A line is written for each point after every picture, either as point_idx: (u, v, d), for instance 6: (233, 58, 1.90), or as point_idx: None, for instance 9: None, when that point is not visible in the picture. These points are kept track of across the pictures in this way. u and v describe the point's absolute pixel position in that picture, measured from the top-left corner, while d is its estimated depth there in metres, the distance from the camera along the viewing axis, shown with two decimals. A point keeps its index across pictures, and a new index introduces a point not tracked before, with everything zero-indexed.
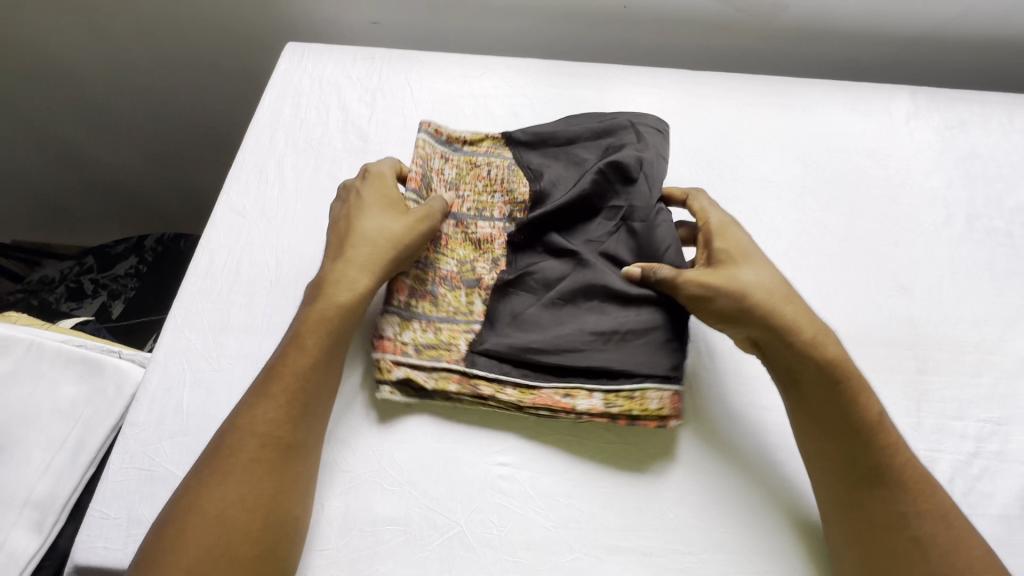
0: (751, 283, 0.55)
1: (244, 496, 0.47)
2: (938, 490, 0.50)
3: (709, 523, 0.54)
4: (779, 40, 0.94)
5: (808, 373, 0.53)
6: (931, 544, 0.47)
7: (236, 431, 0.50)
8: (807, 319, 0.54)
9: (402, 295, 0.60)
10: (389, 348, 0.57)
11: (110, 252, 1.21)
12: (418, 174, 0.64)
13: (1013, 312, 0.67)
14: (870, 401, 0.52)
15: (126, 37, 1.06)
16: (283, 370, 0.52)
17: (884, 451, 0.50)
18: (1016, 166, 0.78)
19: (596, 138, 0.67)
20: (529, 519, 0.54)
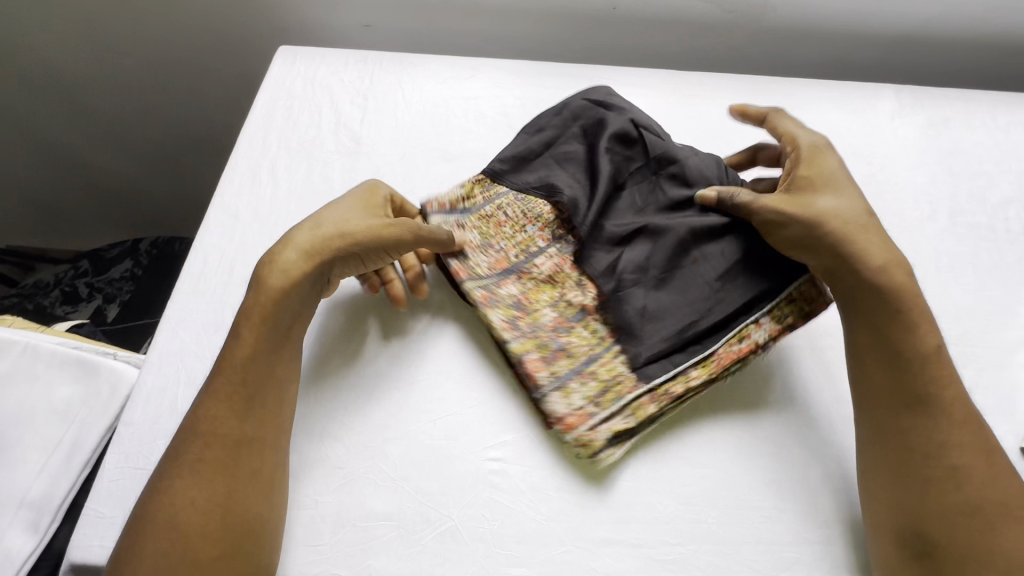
0: (826, 205, 0.58)
1: (197, 494, 0.49)
2: (976, 428, 0.51)
3: (698, 514, 0.55)
4: (766, 40, 0.95)
5: (870, 298, 0.55)
6: (966, 474, 0.49)
7: (186, 434, 0.52)
8: (878, 249, 0.56)
9: (543, 372, 0.58)
10: (581, 425, 0.56)
11: (105, 256, 1.21)
12: (459, 267, 0.64)
13: (995, 305, 0.68)
14: (927, 331, 0.53)
15: (118, 39, 1.07)
16: (222, 371, 0.54)
17: (935, 380, 0.51)
18: (998, 162, 0.79)
19: (564, 132, 0.70)
20: (520, 514, 0.55)
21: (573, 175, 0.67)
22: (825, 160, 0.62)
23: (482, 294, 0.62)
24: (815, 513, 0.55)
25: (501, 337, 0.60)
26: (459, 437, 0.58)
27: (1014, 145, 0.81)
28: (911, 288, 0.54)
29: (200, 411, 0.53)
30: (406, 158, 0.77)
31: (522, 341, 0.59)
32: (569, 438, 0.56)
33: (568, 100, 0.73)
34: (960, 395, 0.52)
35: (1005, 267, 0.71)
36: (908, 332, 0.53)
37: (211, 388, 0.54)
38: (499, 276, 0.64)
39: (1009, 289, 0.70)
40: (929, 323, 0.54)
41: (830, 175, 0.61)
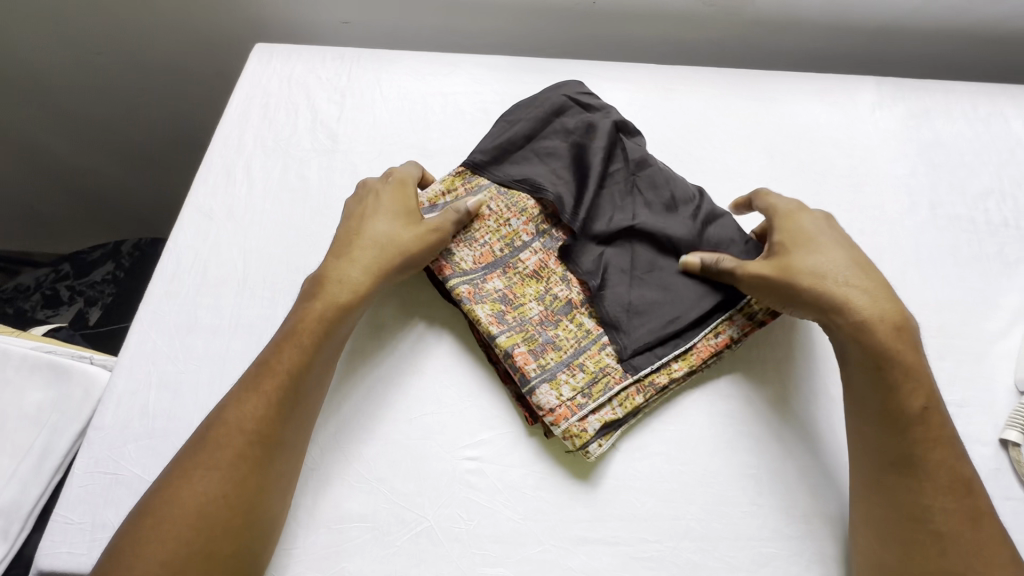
0: (807, 265, 0.56)
1: (222, 490, 0.48)
2: (966, 489, 0.48)
3: (676, 511, 0.55)
4: (747, 33, 0.95)
5: (860, 361, 0.53)
6: (952, 541, 0.47)
7: (222, 425, 0.51)
8: (866, 303, 0.54)
9: (531, 364, 0.57)
10: (570, 416, 0.55)
11: (86, 259, 1.20)
12: (442, 264, 0.62)
13: (975, 296, 0.68)
14: (915, 389, 0.51)
15: (94, 40, 1.05)
16: (271, 367, 0.53)
17: (923, 443, 0.49)
18: (978, 153, 0.79)
19: (545, 126, 0.69)
20: (497, 513, 0.54)
21: (556, 169, 0.66)
22: (803, 221, 0.61)
23: (467, 291, 0.60)
24: (795, 508, 0.55)
25: (489, 332, 0.58)
26: (435, 436, 0.58)
27: (994, 136, 0.81)
28: (902, 342, 0.52)
29: (238, 403, 0.52)
30: (384, 155, 0.77)
31: (510, 336, 0.58)
32: (559, 431, 0.55)
33: (547, 93, 0.72)
34: (953, 454, 0.49)
35: (984, 258, 0.71)
36: (891, 392, 0.51)
37: (257, 382, 0.52)
38: (485, 270, 0.63)
39: (988, 280, 0.69)
40: (919, 379, 0.51)
41: (808, 231, 0.60)
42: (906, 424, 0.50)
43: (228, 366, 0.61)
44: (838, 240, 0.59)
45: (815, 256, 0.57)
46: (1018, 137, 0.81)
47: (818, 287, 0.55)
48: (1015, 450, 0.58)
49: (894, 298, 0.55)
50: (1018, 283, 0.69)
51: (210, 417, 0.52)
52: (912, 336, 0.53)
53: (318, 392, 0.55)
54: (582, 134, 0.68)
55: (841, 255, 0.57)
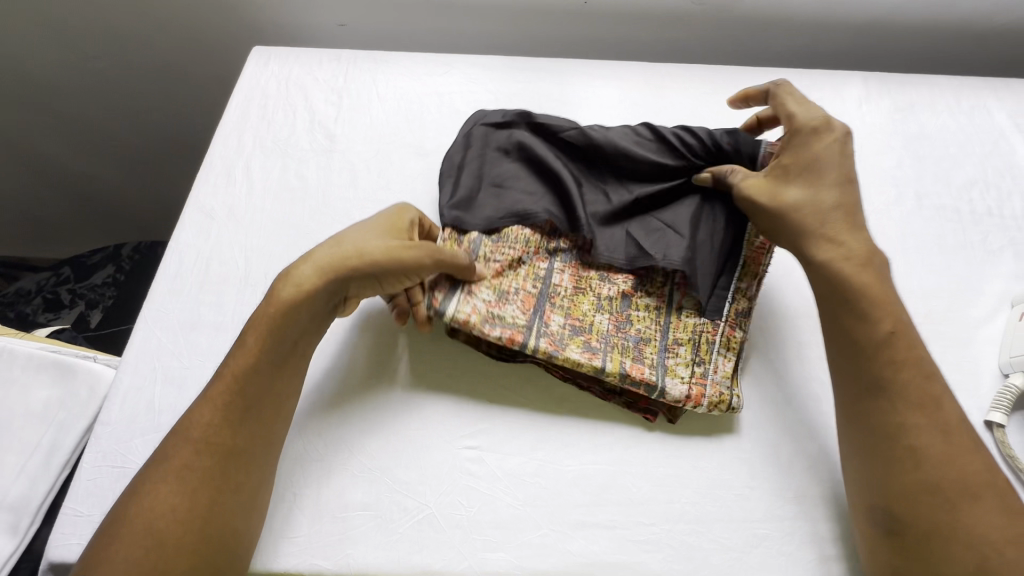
0: (796, 194, 0.57)
1: (172, 503, 0.49)
2: (934, 409, 0.50)
3: (671, 494, 0.56)
4: (736, 31, 0.97)
5: (828, 291, 0.55)
6: (927, 457, 0.48)
7: (175, 438, 0.52)
8: (846, 240, 0.56)
9: (646, 370, 0.58)
10: (705, 391, 0.58)
11: (87, 262, 1.21)
12: (511, 332, 0.58)
13: (961, 284, 0.70)
14: (885, 312, 0.53)
15: (91, 43, 1.06)
16: (216, 378, 0.55)
17: (889, 364, 0.51)
18: (963, 145, 0.81)
19: (484, 159, 0.68)
20: (496, 499, 0.56)
21: (523, 189, 0.65)
22: (817, 142, 0.59)
23: (547, 343, 0.59)
24: (786, 490, 0.57)
25: (594, 368, 0.58)
26: (435, 425, 0.59)
27: (977, 128, 0.83)
28: (865, 275, 0.54)
29: (190, 416, 0.53)
30: (381, 154, 0.78)
31: (611, 359, 0.59)
32: (703, 408, 0.57)
33: (461, 132, 0.70)
34: (922, 375, 0.51)
35: (969, 246, 0.73)
36: (860, 323, 0.53)
37: (206, 393, 0.54)
38: (539, 312, 0.61)
39: (973, 267, 0.71)
40: (890, 308, 0.53)
41: (817, 156, 0.58)
42: (874, 353, 0.52)
43: None
44: (844, 172, 0.58)
45: (808, 184, 0.57)
46: (1001, 128, 0.82)
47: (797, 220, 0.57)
48: (999, 431, 0.59)
49: (867, 241, 0.56)
50: (1003, 270, 0.71)
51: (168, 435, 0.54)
52: (878, 267, 0.55)
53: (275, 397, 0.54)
54: (520, 147, 0.67)
55: (834, 188, 0.57)
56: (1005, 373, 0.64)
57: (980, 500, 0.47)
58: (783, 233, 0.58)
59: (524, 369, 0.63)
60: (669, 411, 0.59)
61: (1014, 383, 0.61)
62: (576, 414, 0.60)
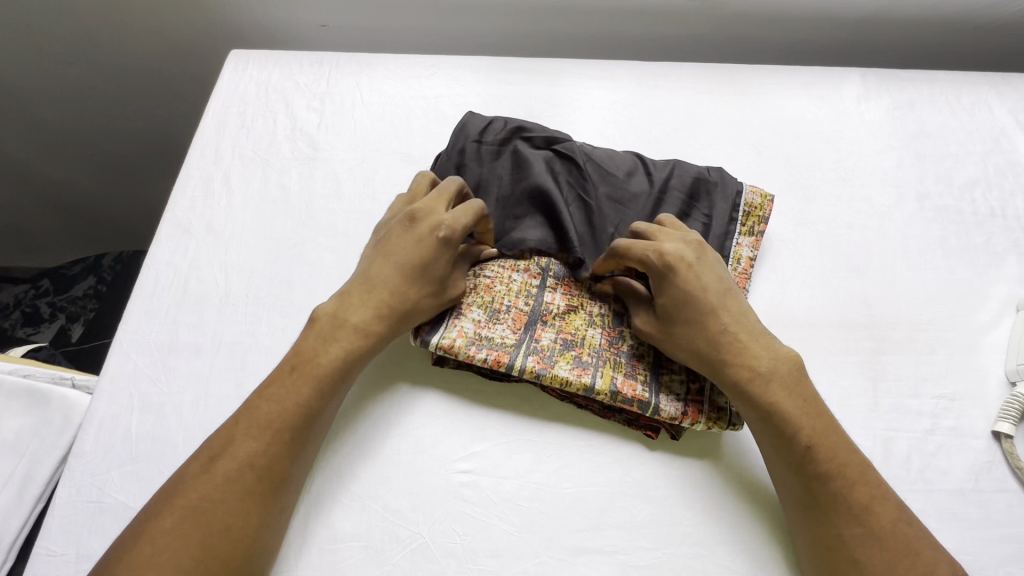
0: (682, 340, 0.53)
1: (224, 529, 0.45)
2: (864, 515, 0.47)
3: (673, 516, 0.54)
4: (731, 27, 0.94)
5: (747, 414, 0.52)
6: (868, 567, 0.45)
7: (227, 459, 0.48)
8: (746, 363, 0.51)
9: (639, 387, 0.56)
10: (703, 408, 0.55)
11: (66, 274, 1.17)
12: (497, 353, 0.56)
13: (965, 288, 0.68)
14: (800, 424, 0.50)
15: (64, 47, 1.02)
16: (280, 405, 0.50)
17: (818, 475, 0.48)
18: (964, 143, 0.79)
19: (474, 172, 0.65)
20: (493, 526, 0.54)
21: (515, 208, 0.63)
22: (676, 280, 0.54)
23: (535, 362, 0.56)
24: None
25: (584, 386, 0.55)
26: (427, 449, 0.57)
27: (978, 126, 0.81)
28: (780, 398, 0.50)
29: (244, 437, 0.49)
30: (366, 162, 0.75)
31: (603, 375, 0.56)
32: (701, 425, 0.55)
33: (451, 141, 0.67)
34: (850, 481, 0.48)
35: (972, 249, 0.71)
36: (779, 440, 0.50)
37: (266, 419, 0.49)
38: (530, 330, 0.58)
39: (977, 271, 0.69)
40: (807, 418, 0.50)
41: (682, 291, 0.53)
42: (799, 464, 0.49)
43: (212, 386, 0.59)
44: (720, 298, 0.54)
45: (690, 326, 0.53)
46: (1002, 125, 0.80)
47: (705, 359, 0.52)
48: (1007, 442, 0.58)
49: (771, 351, 0.52)
50: (1006, 273, 0.69)
51: (213, 448, 0.49)
52: (798, 384, 0.51)
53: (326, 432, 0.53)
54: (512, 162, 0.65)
55: (718, 322, 0.53)
56: (1011, 381, 0.62)
57: None
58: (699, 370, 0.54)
59: (519, 387, 0.60)
60: (670, 428, 0.57)
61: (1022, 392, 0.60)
62: (574, 432, 0.58)
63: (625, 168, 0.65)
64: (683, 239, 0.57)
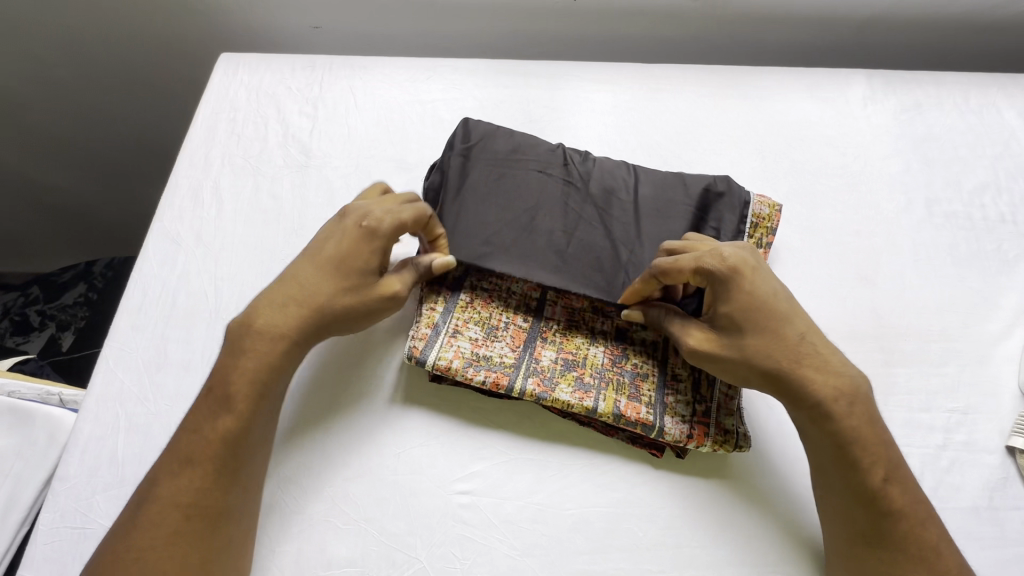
0: (750, 352, 0.50)
1: (161, 573, 0.45)
2: (932, 558, 0.46)
3: (679, 538, 0.52)
4: (733, 27, 0.92)
5: (819, 440, 0.50)
6: None
7: (154, 504, 0.47)
8: (825, 377, 0.50)
9: (643, 409, 0.54)
10: (708, 430, 0.54)
11: (56, 281, 1.15)
12: (496, 375, 0.54)
13: (976, 297, 0.66)
14: (876, 460, 0.48)
15: (51, 50, 1.00)
16: (197, 439, 0.49)
17: (888, 514, 0.47)
18: (972, 146, 0.77)
19: (472, 185, 0.61)
20: (493, 550, 0.52)
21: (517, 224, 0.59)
22: (743, 288, 0.51)
23: (535, 384, 0.54)
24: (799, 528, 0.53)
25: (586, 409, 0.53)
26: (424, 470, 0.55)
27: (986, 128, 0.79)
28: (855, 419, 0.49)
29: (168, 477, 0.48)
30: (360, 169, 0.73)
31: (605, 398, 0.54)
32: (707, 448, 0.53)
33: (447, 152, 0.63)
34: (918, 522, 0.47)
35: (983, 256, 0.69)
36: (849, 470, 0.48)
37: (186, 455, 0.48)
38: (530, 348, 0.56)
39: (987, 279, 0.68)
40: (879, 451, 0.48)
41: (754, 300, 0.51)
42: (871, 500, 0.47)
43: None
44: (785, 308, 0.51)
45: (761, 337, 0.50)
46: (1011, 128, 0.79)
47: (777, 372, 0.50)
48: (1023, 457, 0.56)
49: (843, 365, 0.51)
50: (1018, 281, 0.67)
51: (140, 496, 0.48)
52: (867, 407, 0.49)
53: (264, 454, 0.51)
54: (512, 177, 0.62)
55: (786, 331, 0.50)
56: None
57: None
58: (767, 384, 0.51)
59: (519, 403, 0.59)
60: (676, 448, 0.55)
61: None
62: (576, 451, 0.56)
63: (627, 186, 0.63)
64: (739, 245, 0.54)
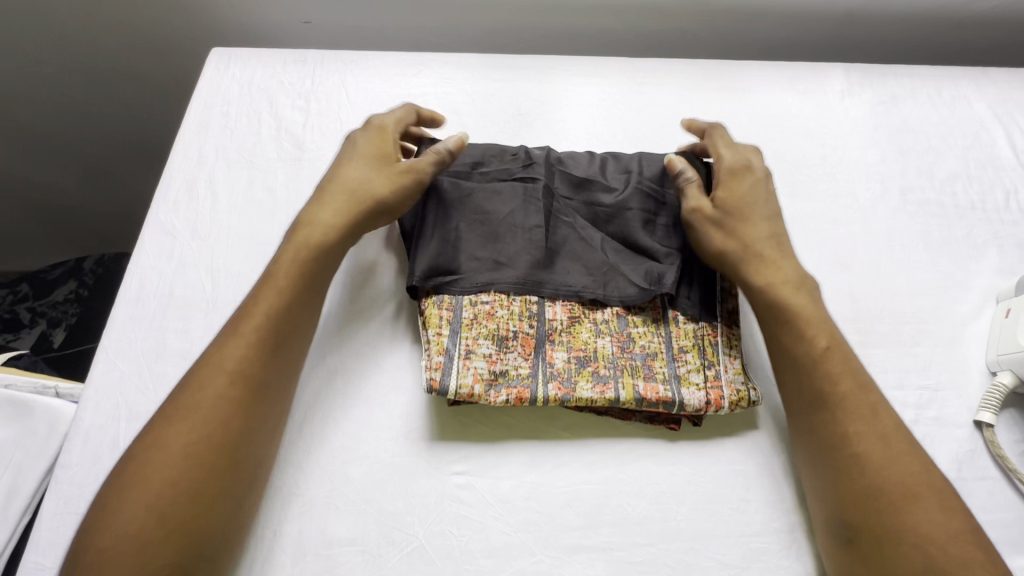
0: (726, 232, 0.58)
1: (206, 428, 0.49)
2: (873, 417, 0.50)
3: (666, 512, 0.55)
4: (716, 23, 0.95)
5: (769, 319, 0.56)
6: (869, 463, 0.49)
7: (205, 369, 0.52)
8: (785, 268, 0.57)
9: (661, 388, 0.55)
10: (723, 392, 0.56)
11: (45, 278, 1.14)
12: (518, 390, 0.55)
13: (947, 281, 0.70)
14: (817, 330, 0.54)
15: (37, 46, 0.99)
16: (248, 317, 0.54)
17: (828, 378, 0.52)
18: (945, 138, 0.80)
19: (446, 206, 0.62)
20: (488, 526, 0.54)
21: (501, 233, 0.61)
22: (745, 181, 0.61)
23: (556, 389, 0.55)
24: (782, 500, 0.56)
25: (609, 401, 0.54)
26: (416, 451, 0.57)
27: (958, 120, 0.82)
28: (797, 299, 0.55)
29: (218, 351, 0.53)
30: None
31: (624, 386, 0.55)
32: (725, 410, 0.55)
33: None
34: (856, 387, 0.52)
35: (954, 242, 0.72)
36: (797, 336, 0.54)
37: (236, 328, 0.53)
38: (541, 355, 0.57)
39: (958, 263, 0.71)
40: (820, 324, 0.54)
41: (748, 195, 0.60)
42: (812, 364, 0.53)
43: None
44: (770, 208, 0.60)
45: (738, 225, 0.59)
46: (982, 119, 0.82)
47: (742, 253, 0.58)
48: (988, 430, 0.59)
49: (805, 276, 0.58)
50: (987, 265, 0.71)
51: (193, 366, 0.53)
52: (811, 291, 0.57)
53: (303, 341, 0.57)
54: (486, 190, 0.63)
55: (757, 228, 0.59)
56: (992, 371, 0.63)
57: (922, 500, 0.47)
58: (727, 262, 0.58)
59: None
60: (692, 416, 0.58)
61: (1002, 381, 0.61)
62: (567, 434, 0.58)
63: (593, 169, 0.65)
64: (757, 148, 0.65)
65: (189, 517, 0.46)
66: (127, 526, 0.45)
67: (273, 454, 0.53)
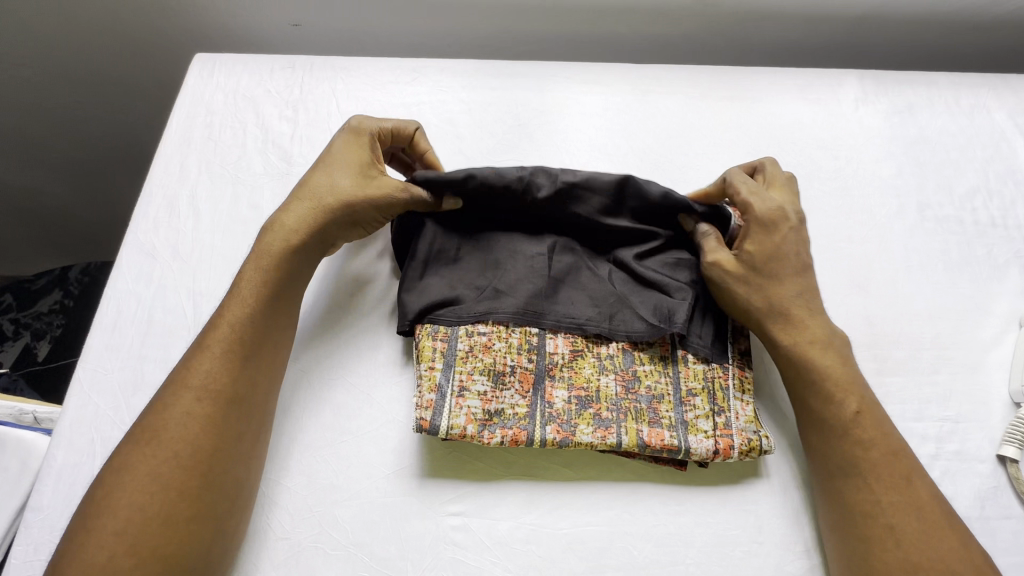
0: (756, 287, 0.55)
1: (174, 446, 0.47)
2: (907, 487, 0.48)
3: (675, 556, 0.52)
4: (723, 26, 0.91)
5: (796, 379, 0.54)
6: (906, 539, 0.46)
7: (171, 387, 0.50)
8: (815, 322, 0.55)
9: (667, 435, 0.52)
10: (733, 441, 0.52)
11: (30, 288, 1.10)
12: (513, 433, 0.51)
13: (968, 304, 0.66)
14: (847, 392, 0.52)
15: (16, 48, 0.95)
16: (216, 330, 0.52)
17: (860, 446, 0.50)
18: (964, 149, 0.77)
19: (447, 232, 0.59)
20: (486, 572, 0.51)
21: (501, 261, 0.58)
22: (777, 232, 0.57)
23: (555, 432, 0.52)
24: (797, 542, 0.53)
25: (609, 446, 0.51)
26: (410, 491, 0.54)
27: (977, 130, 0.78)
28: (829, 361, 0.53)
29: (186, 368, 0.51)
30: None
31: (627, 431, 0.52)
32: (734, 459, 0.52)
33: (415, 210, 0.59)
34: (888, 454, 0.50)
35: (975, 262, 0.69)
36: (827, 400, 0.52)
37: (203, 341, 0.52)
38: (540, 394, 0.53)
39: (979, 284, 0.67)
40: (850, 387, 0.52)
41: (781, 248, 0.56)
42: (843, 429, 0.51)
43: None
44: (801, 260, 0.57)
45: (768, 279, 0.55)
46: (1002, 129, 0.78)
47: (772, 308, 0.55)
48: (1013, 466, 0.56)
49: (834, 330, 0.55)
50: (1009, 287, 0.67)
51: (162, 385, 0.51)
52: (841, 350, 0.54)
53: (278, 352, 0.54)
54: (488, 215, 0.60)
55: (788, 282, 0.56)
56: (1016, 401, 0.60)
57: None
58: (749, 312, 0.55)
59: None
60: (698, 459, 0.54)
61: None
62: (568, 470, 0.55)
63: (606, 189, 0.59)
64: (792, 195, 0.61)
65: (164, 541, 0.44)
66: (95, 557, 0.43)
67: (256, 471, 0.51)
